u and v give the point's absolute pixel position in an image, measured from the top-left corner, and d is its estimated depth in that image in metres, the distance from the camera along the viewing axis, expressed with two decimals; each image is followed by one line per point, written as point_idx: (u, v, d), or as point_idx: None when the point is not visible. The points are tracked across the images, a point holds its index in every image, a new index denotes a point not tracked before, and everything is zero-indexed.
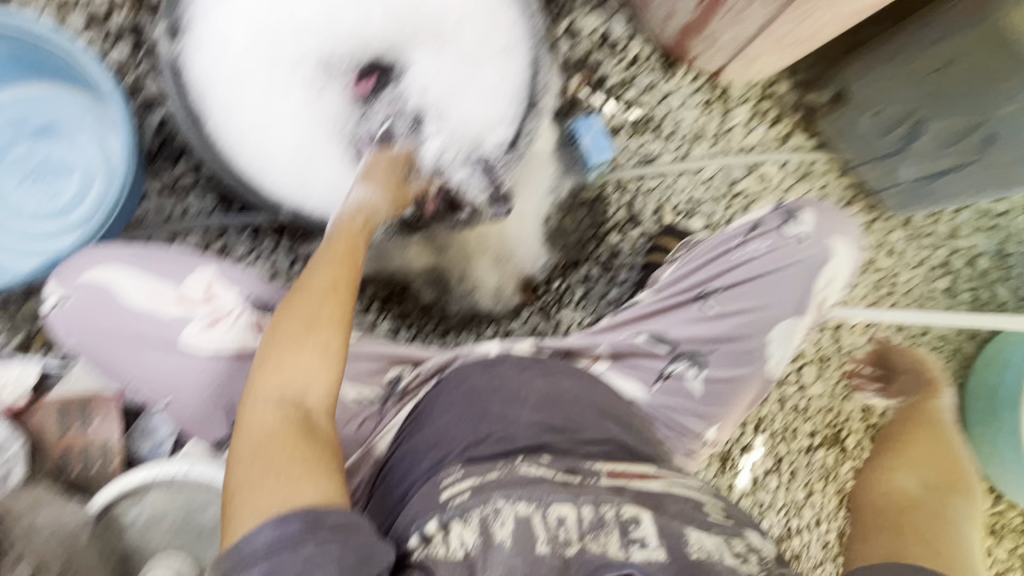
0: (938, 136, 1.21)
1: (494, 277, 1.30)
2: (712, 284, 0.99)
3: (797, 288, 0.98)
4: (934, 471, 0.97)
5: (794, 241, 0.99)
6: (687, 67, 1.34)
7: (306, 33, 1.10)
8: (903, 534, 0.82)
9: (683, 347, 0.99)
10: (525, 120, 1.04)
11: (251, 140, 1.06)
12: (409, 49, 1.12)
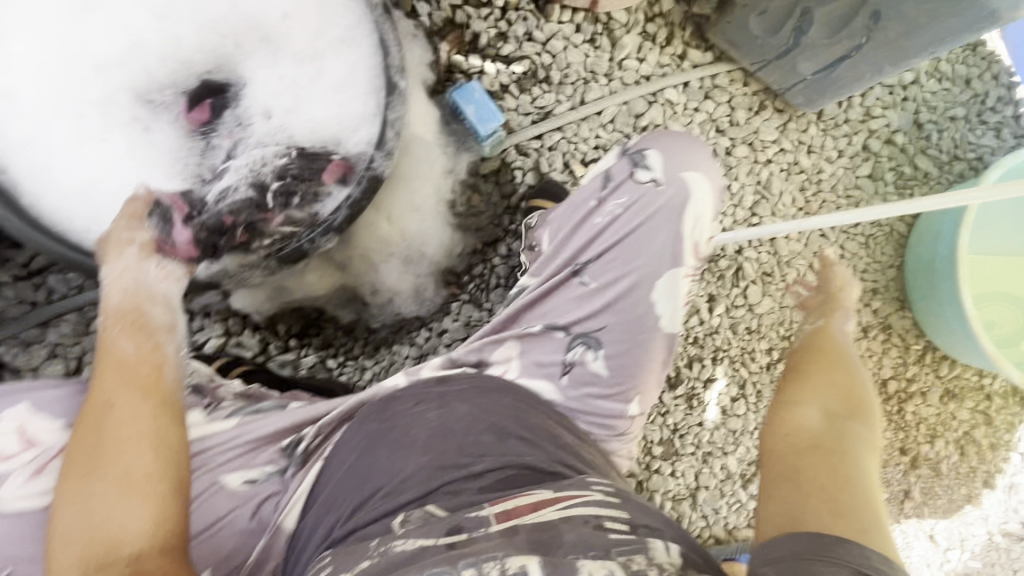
0: (828, 24, 1.09)
1: (408, 280, 1.11)
2: (584, 254, 0.79)
3: (671, 236, 0.77)
4: (839, 383, 0.79)
5: (647, 185, 0.78)
6: (561, 6, 1.19)
7: (109, 64, 0.80)
8: (806, 484, 0.65)
9: (575, 330, 0.78)
10: (390, 105, 0.89)
11: (78, 212, 0.80)
12: (232, 54, 0.84)
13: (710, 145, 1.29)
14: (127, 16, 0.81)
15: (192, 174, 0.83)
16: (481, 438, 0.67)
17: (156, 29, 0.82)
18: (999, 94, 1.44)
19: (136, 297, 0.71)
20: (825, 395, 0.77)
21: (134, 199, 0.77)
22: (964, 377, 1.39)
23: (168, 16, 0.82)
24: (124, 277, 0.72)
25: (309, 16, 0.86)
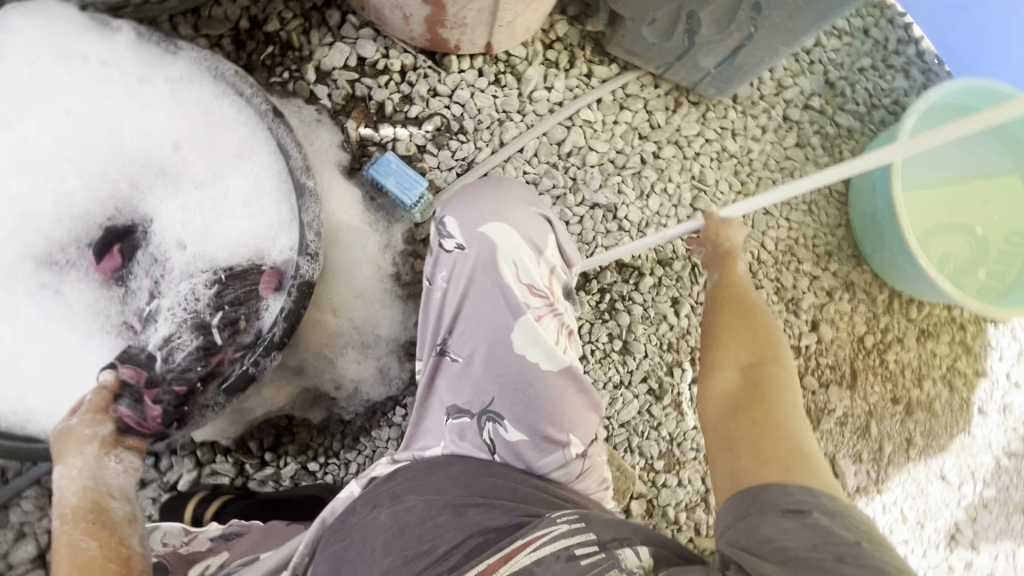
0: (715, 19, 1.07)
1: (369, 367, 1.07)
2: (443, 333, 0.76)
3: (500, 287, 0.73)
4: (746, 312, 0.78)
5: (461, 251, 0.76)
6: (458, 55, 1.19)
7: (4, 237, 0.78)
8: (740, 439, 0.66)
9: (475, 407, 0.73)
10: (303, 209, 0.82)
11: (2, 395, 0.76)
12: (130, 194, 0.83)
13: (638, 153, 1.29)
14: (9, 187, 0.78)
15: (114, 326, 0.80)
16: (439, 519, 0.65)
17: (45, 190, 0.79)
18: (897, 37, 1.48)
19: (97, 492, 0.67)
20: (740, 332, 0.76)
21: (100, 388, 0.73)
22: (935, 314, 1.41)
23: (50, 175, 0.79)
24: (78, 479, 0.67)
25: (200, 136, 0.84)
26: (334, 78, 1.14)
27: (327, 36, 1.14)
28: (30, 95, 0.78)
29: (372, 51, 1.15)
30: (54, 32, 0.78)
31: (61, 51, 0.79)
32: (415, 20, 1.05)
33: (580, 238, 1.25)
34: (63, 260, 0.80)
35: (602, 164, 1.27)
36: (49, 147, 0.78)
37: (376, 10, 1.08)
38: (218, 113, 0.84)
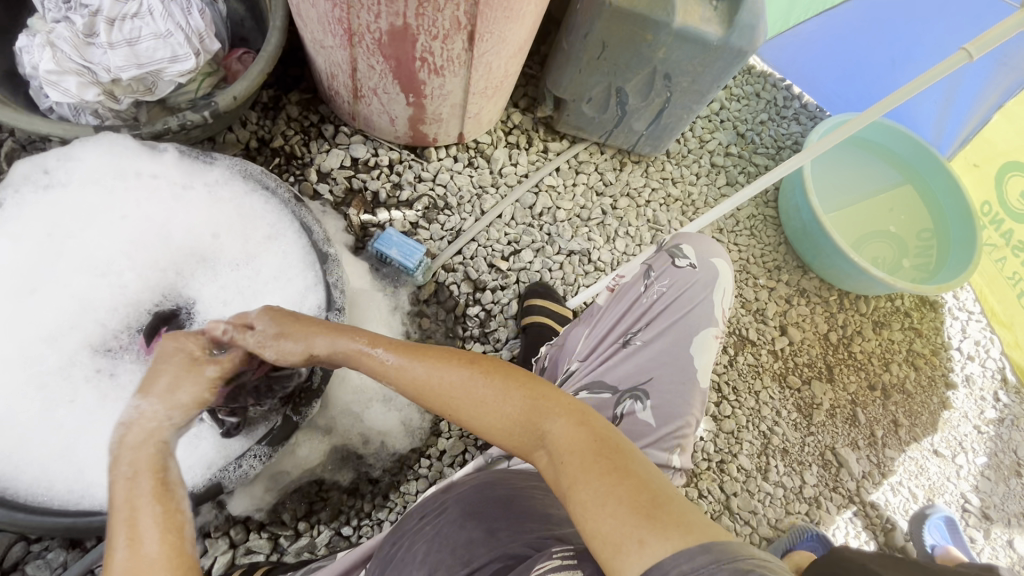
0: (639, 91, 1.32)
1: (395, 416, 1.15)
2: (635, 323, 0.92)
3: (707, 308, 0.93)
4: (500, 371, 0.73)
5: (687, 268, 0.96)
6: (435, 147, 1.41)
7: (62, 330, 0.86)
8: (595, 516, 0.58)
9: (623, 387, 0.87)
10: (328, 272, 0.96)
11: (57, 473, 0.79)
12: (174, 282, 0.93)
13: (599, 207, 1.51)
14: (72, 285, 0.88)
15: None
16: (473, 536, 0.70)
17: (103, 285, 0.90)
18: (782, 95, 1.83)
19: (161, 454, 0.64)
20: (479, 389, 0.72)
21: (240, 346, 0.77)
22: (882, 306, 1.60)
23: (108, 275, 0.90)
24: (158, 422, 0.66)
25: (234, 225, 0.98)
26: (333, 177, 1.34)
27: (324, 145, 1.36)
28: (93, 208, 0.93)
29: (364, 151, 1.37)
30: (110, 155, 0.94)
31: (117, 171, 0.94)
32: (400, 121, 1.28)
33: (565, 280, 1.41)
34: (117, 349, 0.87)
35: (571, 218, 1.48)
36: (109, 251, 0.91)
37: (366, 118, 1.31)
38: (249, 205, 0.99)
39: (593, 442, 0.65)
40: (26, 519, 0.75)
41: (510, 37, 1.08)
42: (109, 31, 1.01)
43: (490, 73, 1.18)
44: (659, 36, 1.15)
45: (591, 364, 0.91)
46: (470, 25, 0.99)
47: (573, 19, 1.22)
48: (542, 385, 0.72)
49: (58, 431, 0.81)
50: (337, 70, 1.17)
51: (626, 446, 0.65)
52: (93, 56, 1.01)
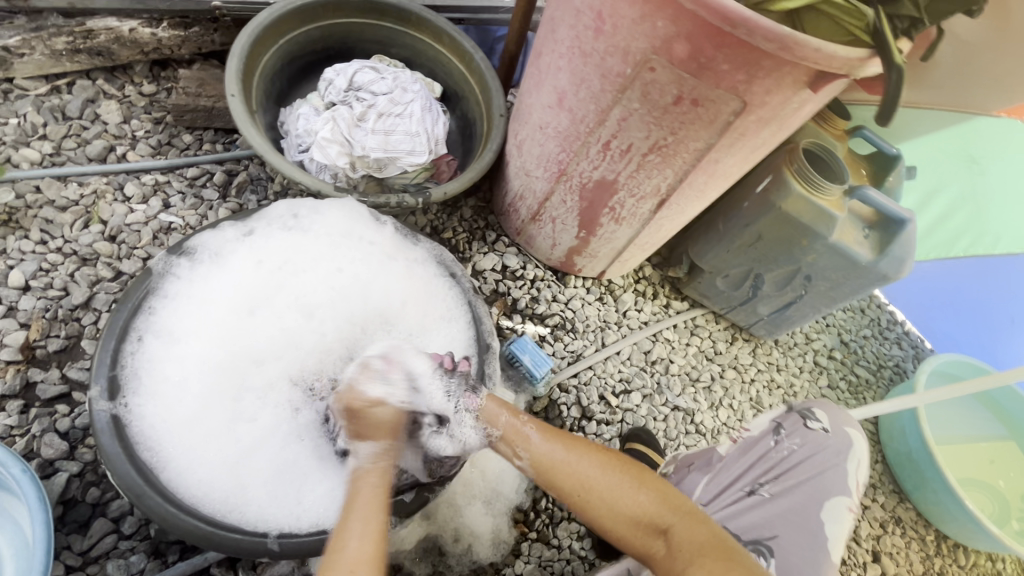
0: (774, 281, 1.45)
1: (488, 522, 1.13)
2: (764, 476, 1.04)
3: (837, 476, 1.05)
4: (637, 473, 0.89)
5: (820, 433, 1.10)
6: (575, 276, 1.55)
7: (266, 352, 0.94)
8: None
9: (746, 537, 0.97)
10: (486, 362, 1.07)
11: (219, 483, 0.83)
12: (363, 345, 1.01)
13: (708, 371, 1.56)
14: (285, 320, 0.98)
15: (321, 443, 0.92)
16: None
17: (308, 328, 0.99)
18: (886, 317, 1.89)
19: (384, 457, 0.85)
20: (619, 488, 0.87)
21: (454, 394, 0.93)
22: (982, 564, 1.50)
23: (315, 319, 1.00)
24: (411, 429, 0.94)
25: (420, 298, 1.09)
26: (484, 276, 1.47)
27: (484, 247, 1.51)
28: (318, 255, 1.05)
29: (516, 262, 1.51)
30: (350, 215, 1.09)
31: (346, 230, 1.08)
32: (560, 248, 1.43)
33: (665, 433, 1.42)
34: (304, 383, 0.95)
35: (681, 374, 1.53)
36: (319, 298, 1.02)
37: (529, 237, 1.47)
38: (436, 285, 1.11)
39: (705, 543, 0.80)
40: (175, 516, 0.77)
41: (689, 211, 1.24)
42: (376, 120, 1.24)
43: (656, 235, 1.33)
44: (814, 244, 1.29)
45: (716, 506, 1.02)
46: (666, 195, 1.16)
47: (735, 208, 1.38)
48: (667, 490, 0.88)
49: (235, 442, 0.87)
50: (528, 194, 1.35)
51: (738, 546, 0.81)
52: (355, 135, 1.23)
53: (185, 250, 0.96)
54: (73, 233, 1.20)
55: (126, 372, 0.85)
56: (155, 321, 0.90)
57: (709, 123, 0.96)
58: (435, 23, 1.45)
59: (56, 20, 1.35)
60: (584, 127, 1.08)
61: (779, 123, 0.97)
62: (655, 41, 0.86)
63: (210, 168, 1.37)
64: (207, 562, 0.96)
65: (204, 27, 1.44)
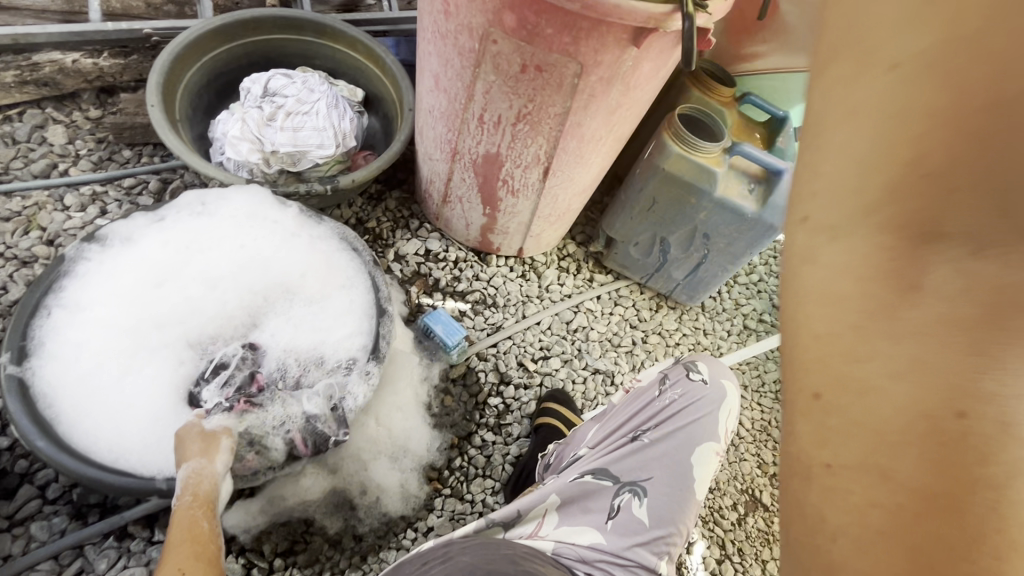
0: (680, 243, 1.52)
1: (396, 477, 1.23)
2: (645, 422, 0.96)
3: (711, 423, 0.97)
4: (930, 144, 0.38)
5: (699, 383, 1.01)
6: (497, 255, 1.62)
7: (168, 319, 1.08)
8: (812, 502, 0.42)
9: (623, 478, 0.89)
10: (381, 324, 1.15)
11: (105, 433, 0.97)
12: (265, 311, 1.16)
13: (630, 337, 1.62)
14: (188, 291, 1.11)
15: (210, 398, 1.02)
16: None
17: (210, 297, 1.13)
18: None
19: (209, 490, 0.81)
20: (860, 156, 0.41)
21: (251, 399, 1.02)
22: None
23: (217, 292, 1.13)
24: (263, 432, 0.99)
25: (320, 270, 1.19)
26: (406, 259, 1.56)
27: (406, 234, 1.60)
28: (222, 234, 1.17)
29: (438, 245, 1.60)
30: (254, 202, 1.20)
31: (252, 212, 1.19)
32: (474, 228, 1.52)
33: (584, 395, 1.49)
34: (204, 346, 1.10)
35: (602, 340, 1.59)
36: (222, 273, 1.15)
37: (446, 220, 1.56)
38: (337, 259, 1.21)
39: (923, 433, 0.38)
40: (63, 461, 0.91)
41: (578, 178, 1.33)
42: (284, 119, 1.36)
43: (556, 206, 1.42)
44: (701, 201, 1.37)
45: (598, 454, 0.95)
46: (547, 162, 1.25)
47: (633, 175, 1.47)
48: (972, 232, 0.38)
49: (128, 398, 1.01)
50: (436, 177, 1.45)
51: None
52: (265, 133, 1.36)
53: (97, 237, 1.10)
54: (15, 239, 1.33)
55: (35, 340, 0.99)
56: (63, 295, 1.04)
57: (558, 87, 1.06)
58: (349, 34, 1.57)
59: (5, 56, 1.48)
60: (459, 104, 1.19)
61: (624, 82, 1.06)
62: (488, 15, 0.98)
63: (146, 177, 1.50)
64: (126, 521, 1.04)
65: (143, 55, 1.58)
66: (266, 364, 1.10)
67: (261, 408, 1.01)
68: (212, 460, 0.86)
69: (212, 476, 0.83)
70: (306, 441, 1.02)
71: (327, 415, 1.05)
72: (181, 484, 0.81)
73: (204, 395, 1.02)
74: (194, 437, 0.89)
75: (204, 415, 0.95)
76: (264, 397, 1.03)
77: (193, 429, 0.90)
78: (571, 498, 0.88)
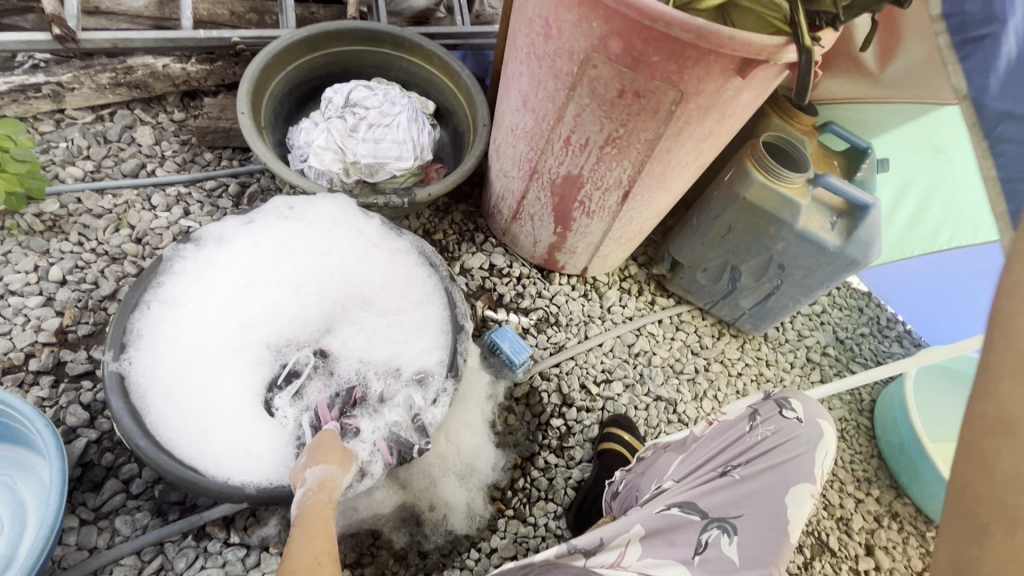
0: (751, 272, 1.48)
1: (462, 495, 1.24)
2: (734, 459, 0.95)
3: (807, 464, 0.95)
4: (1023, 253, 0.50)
5: (793, 421, 1.01)
6: (560, 273, 1.60)
7: (253, 321, 1.11)
8: (1003, 496, 0.44)
9: (713, 514, 0.87)
10: (458, 340, 1.15)
11: (187, 429, 0.98)
12: (341, 322, 1.17)
13: (692, 364, 1.58)
14: (274, 294, 1.14)
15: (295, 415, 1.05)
16: None
17: (294, 300, 1.15)
18: (886, 316, 1.84)
19: (331, 497, 0.86)
20: None
21: (340, 423, 1.03)
22: None
23: (299, 298, 1.15)
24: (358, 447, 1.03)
25: (399, 282, 1.20)
26: (471, 273, 1.56)
27: (472, 248, 1.60)
28: (309, 240, 1.20)
29: (502, 261, 1.59)
30: (342, 211, 1.22)
31: (337, 220, 1.22)
32: (541, 245, 1.51)
33: (647, 422, 1.46)
34: (284, 350, 1.12)
35: (664, 366, 1.56)
36: (305, 281, 1.17)
37: (513, 236, 1.56)
38: (415, 272, 1.21)
39: None
40: (150, 454, 0.92)
41: (656, 202, 1.31)
42: (366, 130, 1.38)
43: (629, 227, 1.39)
44: (780, 231, 1.34)
45: (685, 487, 0.94)
46: (629, 186, 1.23)
47: (706, 202, 1.45)
48: None
49: (211, 396, 1.03)
50: (508, 194, 1.46)
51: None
52: (347, 144, 1.38)
53: (192, 238, 1.13)
54: (106, 236, 1.38)
55: (132, 331, 1.02)
56: (161, 291, 1.07)
57: (653, 113, 1.05)
58: (426, 47, 1.59)
59: (102, 59, 1.54)
60: (546, 125, 1.18)
61: (720, 111, 1.05)
62: (593, 40, 0.98)
63: (226, 180, 1.54)
64: (204, 521, 1.06)
65: (227, 61, 1.63)
66: (341, 372, 1.12)
67: (358, 421, 1.05)
68: (343, 472, 0.92)
69: (340, 485, 0.90)
70: (391, 449, 1.03)
71: (408, 424, 1.06)
72: (313, 483, 0.88)
73: (278, 403, 1.05)
74: (330, 444, 0.96)
75: (333, 427, 1.00)
76: (357, 411, 1.07)
77: (335, 440, 0.97)
78: (655, 530, 0.86)
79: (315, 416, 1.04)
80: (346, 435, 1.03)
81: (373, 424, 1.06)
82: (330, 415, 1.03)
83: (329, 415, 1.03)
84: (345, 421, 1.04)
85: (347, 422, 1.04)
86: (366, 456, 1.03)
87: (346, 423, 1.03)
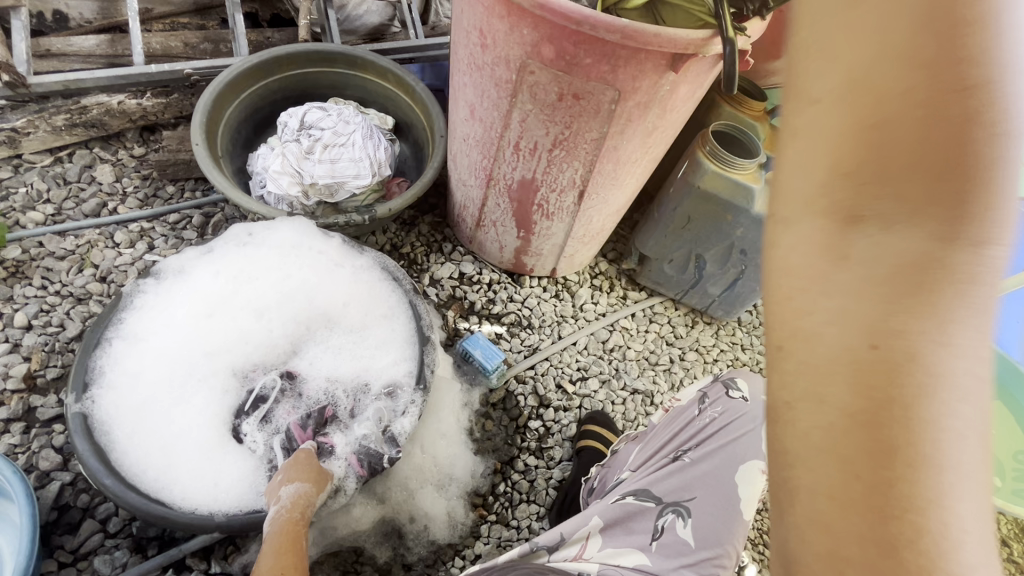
0: (715, 259, 1.50)
1: (442, 504, 1.25)
2: (686, 445, 0.97)
3: (756, 442, 0.98)
4: (882, 89, 0.36)
5: (739, 401, 1.03)
6: (530, 276, 1.62)
7: (218, 350, 1.11)
8: (823, 514, 0.37)
9: (666, 499, 0.89)
10: (425, 352, 1.15)
11: (153, 462, 0.98)
12: (307, 344, 1.18)
13: (667, 355, 1.60)
14: (238, 321, 1.14)
15: (257, 444, 1.04)
16: None
17: (257, 326, 1.15)
18: None
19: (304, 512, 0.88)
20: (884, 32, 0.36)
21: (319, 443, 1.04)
22: None
23: (264, 324, 1.16)
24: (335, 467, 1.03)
25: (363, 300, 1.21)
26: (441, 283, 1.57)
27: (440, 258, 1.61)
28: (269, 265, 1.20)
29: (471, 269, 1.60)
30: (302, 234, 1.23)
31: (297, 243, 1.23)
32: (507, 250, 1.53)
33: (624, 416, 1.48)
34: (250, 375, 1.13)
35: (639, 359, 1.57)
36: (268, 307, 1.17)
37: (480, 243, 1.57)
38: (380, 289, 1.22)
39: (863, 361, 0.36)
40: (115, 491, 0.92)
41: (613, 199, 1.33)
42: (322, 151, 1.39)
43: (591, 226, 1.41)
44: (738, 217, 1.36)
45: (640, 476, 0.96)
46: (583, 186, 1.25)
47: (664, 194, 1.47)
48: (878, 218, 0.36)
49: (177, 427, 1.03)
50: (470, 203, 1.47)
51: (940, 435, 0.34)
52: (304, 166, 1.39)
53: (152, 272, 1.14)
54: (70, 277, 1.38)
55: (93, 370, 1.02)
56: (123, 328, 1.08)
57: (595, 113, 1.06)
58: (379, 63, 1.59)
59: (56, 101, 1.54)
60: (495, 132, 1.20)
61: (660, 106, 1.07)
62: (526, 47, 1.00)
63: (189, 212, 1.54)
64: (184, 552, 1.06)
65: (183, 93, 1.63)
66: (309, 392, 1.13)
67: (333, 439, 1.06)
68: (318, 489, 0.93)
69: (314, 503, 0.91)
70: (362, 462, 1.03)
71: (378, 436, 1.06)
72: (287, 501, 0.89)
73: (246, 429, 1.05)
74: (305, 462, 0.96)
75: (310, 446, 1.01)
76: (330, 429, 1.08)
77: (310, 458, 0.97)
78: (614, 521, 0.87)
79: (291, 435, 1.04)
80: (323, 456, 1.04)
81: (347, 440, 1.07)
82: (305, 436, 1.04)
83: (304, 435, 1.04)
84: (323, 439, 1.06)
85: (322, 441, 1.05)
86: (337, 466, 1.03)
87: (322, 442, 1.05)
